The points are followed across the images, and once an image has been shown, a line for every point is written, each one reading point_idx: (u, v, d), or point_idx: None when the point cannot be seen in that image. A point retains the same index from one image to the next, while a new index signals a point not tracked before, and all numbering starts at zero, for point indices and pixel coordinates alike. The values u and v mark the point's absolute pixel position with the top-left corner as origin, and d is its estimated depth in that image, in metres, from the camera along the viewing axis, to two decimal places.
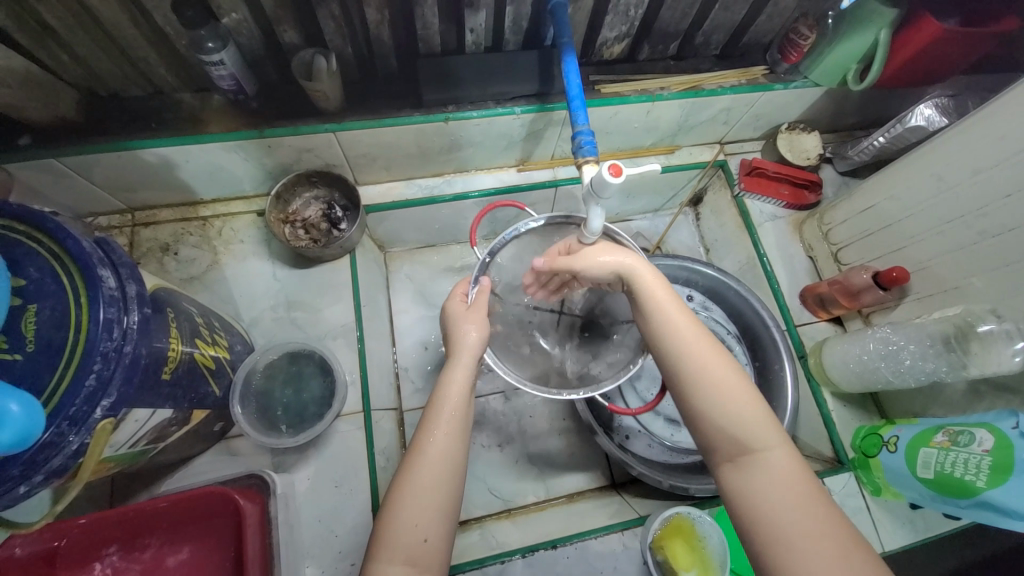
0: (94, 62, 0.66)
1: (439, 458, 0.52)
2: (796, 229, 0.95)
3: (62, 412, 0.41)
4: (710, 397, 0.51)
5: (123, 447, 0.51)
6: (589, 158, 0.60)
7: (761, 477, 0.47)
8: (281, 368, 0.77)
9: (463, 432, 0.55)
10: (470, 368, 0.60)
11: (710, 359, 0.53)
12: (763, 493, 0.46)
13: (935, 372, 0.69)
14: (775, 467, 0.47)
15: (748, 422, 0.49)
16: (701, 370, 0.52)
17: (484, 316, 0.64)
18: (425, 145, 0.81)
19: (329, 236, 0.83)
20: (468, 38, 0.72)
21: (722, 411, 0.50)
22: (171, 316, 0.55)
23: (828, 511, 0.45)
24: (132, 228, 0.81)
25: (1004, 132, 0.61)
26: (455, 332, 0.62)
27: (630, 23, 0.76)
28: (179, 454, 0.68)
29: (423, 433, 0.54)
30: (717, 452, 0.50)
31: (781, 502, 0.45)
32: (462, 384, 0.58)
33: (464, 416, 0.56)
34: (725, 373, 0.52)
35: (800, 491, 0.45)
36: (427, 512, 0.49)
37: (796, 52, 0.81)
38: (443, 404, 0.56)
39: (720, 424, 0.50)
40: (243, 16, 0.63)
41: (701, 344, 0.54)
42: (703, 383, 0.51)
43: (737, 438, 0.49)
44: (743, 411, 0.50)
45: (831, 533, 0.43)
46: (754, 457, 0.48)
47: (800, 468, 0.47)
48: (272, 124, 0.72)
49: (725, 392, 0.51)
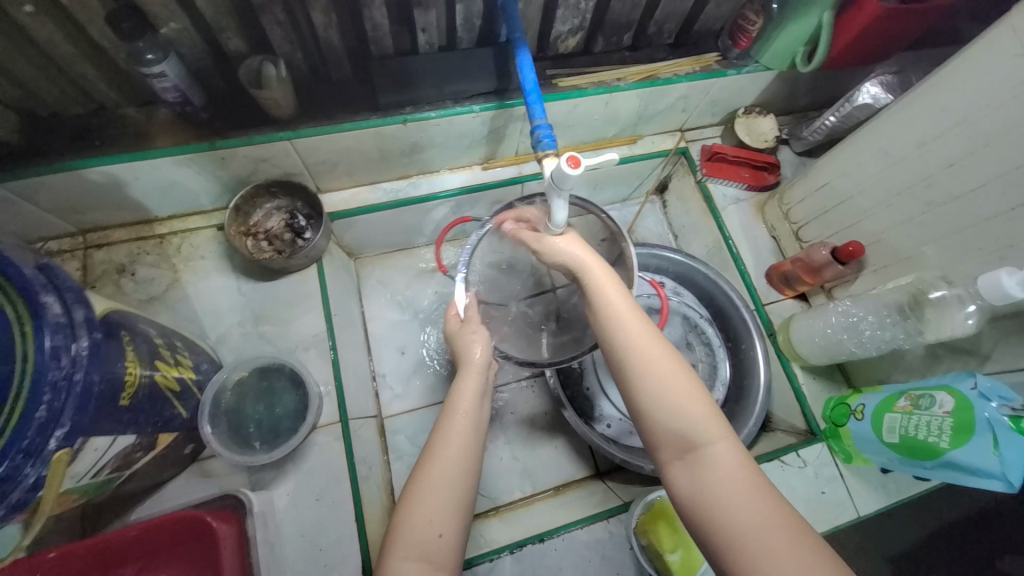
0: (28, 82, 0.63)
1: (446, 462, 0.52)
2: (758, 211, 0.97)
3: (15, 445, 0.40)
4: (661, 391, 0.51)
5: (85, 477, 0.49)
6: (548, 152, 0.60)
7: (711, 469, 0.48)
8: (252, 384, 0.75)
9: (477, 435, 0.57)
10: (481, 381, 0.62)
11: (661, 358, 0.53)
12: (712, 485, 0.47)
13: (894, 339, 0.71)
14: (723, 460, 0.48)
15: (695, 416, 0.50)
16: (652, 367, 0.53)
17: (483, 330, 0.68)
18: (386, 148, 0.80)
19: (294, 247, 0.82)
20: (420, 39, 0.72)
21: (673, 407, 0.51)
22: (126, 339, 0.53)
23: (775, 502, 0.45)
24: (84, 251, 0.78)
25: (941, 105, 0.64)
26: (461, 348, 0.67)
27: (582, 16, 0.76)
28: (149, 481, 0.65)
29: (438, 440, 0.55)
30: (667, 448, 0.51)
31: (730, 492, 0.46)
32: (474, 393, 0.60)
33: (477, 421, 0.58)
34: (672, 369, 0.53)
35: (749, 483, 0.46)
36: (441, 506, 0.50)
37: (746, 37, 0.83)
38: (458, 406, 0.58)
39: (672, 418, 0.50)
40: (183, 25, 0.62)
41: (649, 341, 0.55)
42: (653, 379, 0.52)
43: (685, 432, 0.50)
44: (691, 404, 0.51)
45: (778, 523, 0.43)
46: (701, 450, 0.49)
47: (746, 461, 0.48)
48: (224, 135, 0.70)
49: (673, 387, 0.52)
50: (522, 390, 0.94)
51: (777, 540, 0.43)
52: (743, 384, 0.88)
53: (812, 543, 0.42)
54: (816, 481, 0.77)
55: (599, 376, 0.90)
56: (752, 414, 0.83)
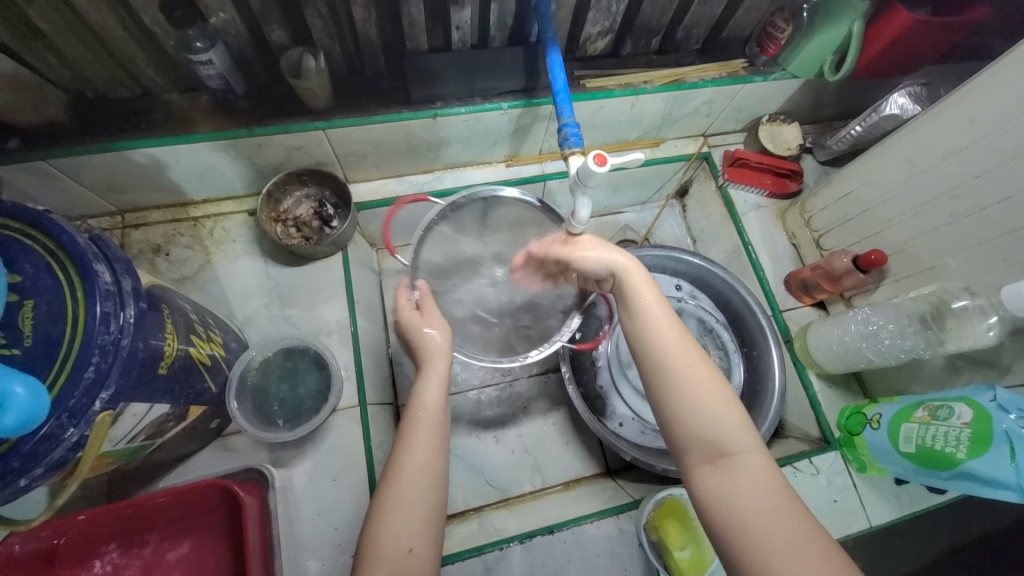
0: (82, 65, 0.66)
1: (417, 465, 0.54)
2: (779, 218, 0.97)
3: (62, 404, 0.42)
4: (694, 398, 0.52)
5: (121, 442, 0.52)
6: (575, 150, 0.62)
7: (740, 479, 0.48)
8: (276, 364, 0.78)
9: (441, 443, 0.57)
10: (444, 376, 0.62)
11: (696, 366, 0.54)
12: (742, 494, 0.47)
13: (913, 349, 0.71)
14: (752, 469, 0.49)
15: (728, 425, 0.51)
16: (683, 373, 0.53)
17: (441, 318, 0.68)
18: (414, 141, 0.82)
19: (321, 234, 0.85)
20: (454, 36, 0.74)
21: (705, 412, 0.51)
22: (166, 313, 0.55)
23: (802, 516, 0.46)
24: (123, 230, 0.82)
25: (973, 116, 0.63)
26: (418, 340, 0.66)
27: (612, 18, 0.78)
28: (176, 452, 0.68)
29: (402, 446, 0.56)
30: (695, 454, 0.51)
31: (763, 502, 0.47)
32: (435, 394, 0.60)
33: (441, 422, 0.58)
34: (706, 376, 0.53)
35: (780, 493, 0.47)
36: (410, 523, 0.50)
37: (773, 45, 0.83)
38: (421, 411, 0.58)
39: (705, 424, 0.51)
40: (231, 16, 0.64)
41: (683, 347, 0.55)
42: (688, 384, 0.53)
43: (717, 440, 0.50)
44: (723, 413, 0.51)
45: (807, 535, 0.44)
46: (732, 459, 0.50)
47: (774, 472, 0.49)
48: (261, 122, 0.72)
49: (706, 394, 0.52)
50: (536, 386, 0.95)
51: (806, 554, 0.43)
52: (757, 389, 0.89)
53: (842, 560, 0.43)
54: (827, 489, 0.77)
55: (612, 374, 0.90)
56: (766, 418, 0.84)
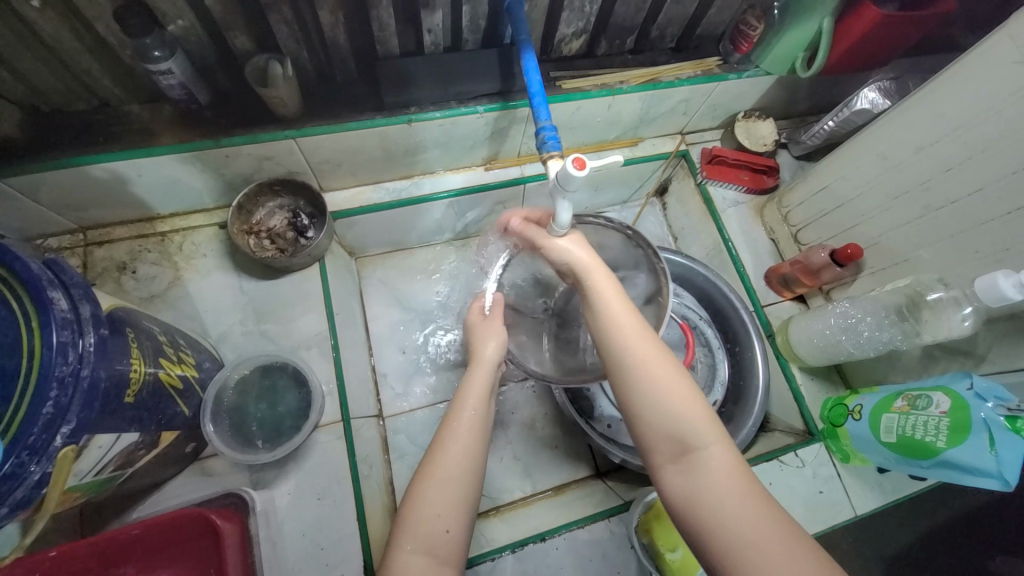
0: (32, 77, 0.62)
1: (461, 451, 0.53)
2: (758, 214, 0.98)
3: (21, 442, 0.39)
4: (658, 392, 0.51)
5: (88, 475, 0.49)
6: (553, 153, 0.61)
7: (706, 475, 0.47)
8: (254, 383, 0.76)
9: (484, 434, 0.56)
10: (490, 376, 0.61)
11: (656, 363, 0.53)
12: (709, 491, 0.46)
13: (891, 340, 0.72)
14: (717, 465, 0.48)
15: (692, 421, 0.50)
16: (647, 366, 0.53)
17: (501, 327, 0.67)
18: (389, 148, 0.80)
19: (296, 245, 0.83)
20: (426, 39, 0.72)
21: (669, 409, 0.50)
22: (131, 336, 0.53)
23: (772, 510, 0.45)
24: (85, 249, 0.78)
25: (941, 110, 0.64)
26: (475, 341, 0.66)
27: (586, 18, 0.77)
28: (150, 480, 0.65)
29: (447, 435, 0.54)
30: (661, 452, 0.50)
31: (728, 495, 0.46)
32: (481, 389, 0.59)
33: (484, 418, 0.57)
34: (669, 373, 0.52)
35: (746, 489, 0.46)
36: (447, 503, 0.50)
37: (747, 43, 0.84)
38: (467, 400, 0.57)
39: (673, 416, 0.50)
40: (190, 22, 0.61)
41: (644, 344, 0.54)
42: (650, 381, 0.52)
43: (681, 437, 0.49)
44: (687, 409, 0.50)
45: (775, 530, 0.43)
46: (697, 455, 0.49)
47: (741, 466, 0.48)
48: (228, 132, 0.70)
49: (669, 390, 0.51)
50: (525, 391, 0.94)
51: (773, 550, 0.42)
52: (741, 384, 0.90)
53: (809, 555, 0.42)
54: (814, 481, 0.78)
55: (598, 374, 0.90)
56: (752, 413, 0.84)
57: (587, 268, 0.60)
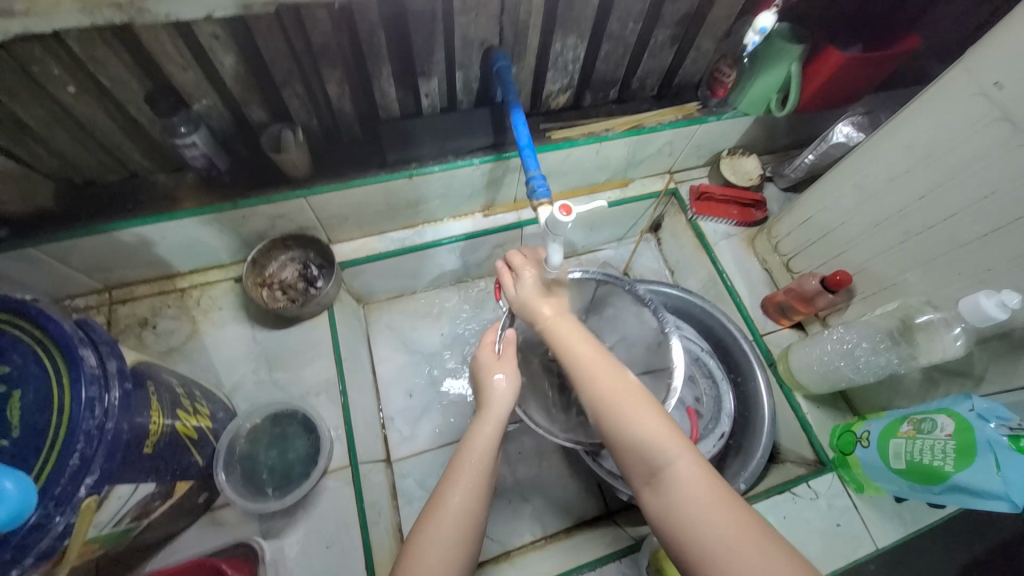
0: (71, 155, 0.69)
1: (454, 509, 0.53)
2: (749, 245, 1.01)
3: (49, 493, 0.42)
4: (624, 415, 0.54)
5: (108, 525, 0.51)
6: (543, 201, 0.65)
7: (677, 490, 0.49)
8: (265, 431, 0.78)
9: (482, 490, 0.56)
10: (496, 432, 0.59)
11: (620, 387, 0.56)
12: (681, 506, 0.48)
13: (888, 364, 0.73)
14: (686, 478, 0.49)
15: (658, 439, 0.52)
16: (611, 393, 0.55)
17: (515, 364, 0.65)
18: (392, 201, 0.86)
19: (306, 295, 0.87)
20: (424, 103, 0.79)
21: (637, 431, 0.53)
22: (152, 389, 0.56)
23: (743, 516, 0.46)
24: (110, 307, 0.83)
25: (908, 142, 0.68)
26: (484, 382, 0.64)
27: (570, 76, 0.84)
28: (163, 531, 0.66)
29: (445, 486, 0.55)
30: (637, 475, 0.53)
31: (697, 511, 0.47)
32: (490, 442, 0.58)
33: (487, 474, 0.57)
34: (633, 396, 0.55)
35: (715, 497, 0.48)
36: (441, 567, 0.50)
37: (722, 88, 0.90)
38: (467, 456, 0.57)
39: (635, 440, 0.52)
40: (213, 101, 0.68)
41: (608, 371, 0.57)
42: (616, 407, 0.54)
43: (650, 457, 0.51)
44: (651, 427, 0.52)
45: (747, 533, 0.45)
46: (666, 472, 0.50)
47: (709, 474, 0.50)
48: (245, 195, 0.76)
49: (634, 412, 0.54)
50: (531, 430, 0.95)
51: (748, 555, 0.44)
52: (747, 415, 0.89)
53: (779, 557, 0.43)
54: (829, 514, 0.76)
55: None
56: (760, 443, 0.84)
57: (546, 309, 0.64)
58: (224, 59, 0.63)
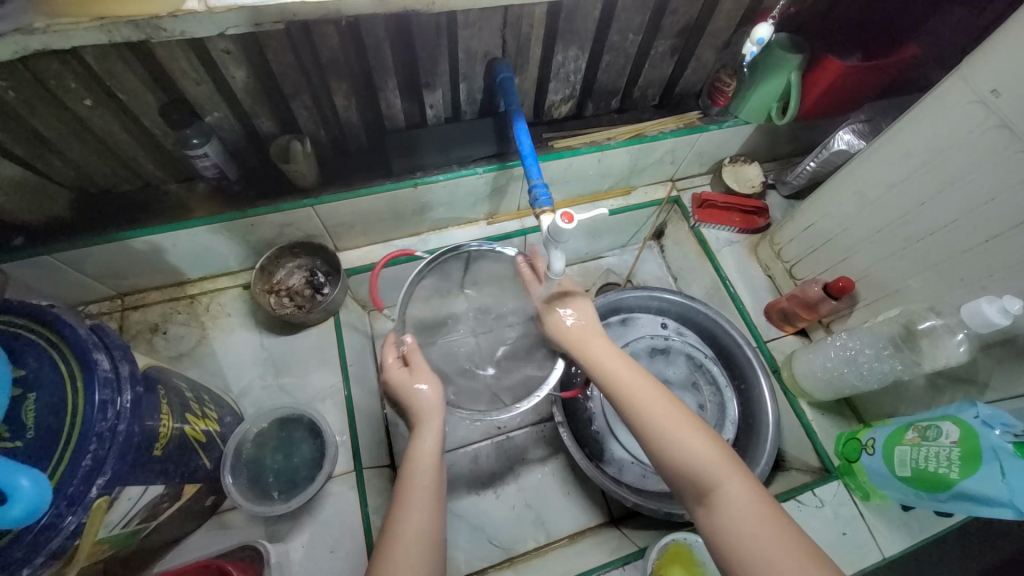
0: (87, 166, 0.71)
1: (415, 523, 0.55)
2: (752, 252, 1.01)
3: (61, 492, 0.43)
4: (670, 437, 0.56)
5: (117, 527, 0.52)
6: (544, 209, 0.66)
7: (726, 510, 0.51)
8: (271, 435, 0.79)
9: (435, 502, 0.58)
10: (437, 433, 0.65)
11: (666, 410, 0.59)
12: (730, 525, 0.50)
13: (892, 371, 0.74)
14: (735, 497, 0.51)
15: (706, 460, 0.54)
16: (656, 416, 0.58)
17: (431, 374, 0.69)
18: (397, 209, 0.87)
19: (313, 301, 0.89)
20: (429, 113, 0.81)
21: (684, 452, 0.55)
22: (162, 393, 0.57)
23: (790, 534, 0.48)
24: (122, 313, 0.85)
25: (907, 148, 0.68)
26: (408, 398, 0.68)
27: (571, 86, 0.85)
28: (171, 535, 0.67)
29: (400, 509, 0.57)
30: (688, 495, 0.55)
31: (745, 530, 0.49)
32: (431, 454, 0.62)
33: (436, 481, 0.60)
34: (678, 419, 0.58)
35: (763, 517, 0.49)
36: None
37: (723, 96, 0.90)
38: (415, 471, 0.60)
39: (683, 461, 0.55)
40: (224, 114, 0.71)
41: (653, 395, 0.60)
42: (662, 429, 0.57)
43: (698, 477, 0.54)
44: (697, 448, 0.55)
45: (796, 552, 0.46)
46: (717, 491, 0.52)
47: (758, 494, 0.51)
48: (254, 204, 0.78)
49: (679, 434, 0.56)
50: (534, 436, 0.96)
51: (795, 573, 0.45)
52: (751, 422, 0.89)
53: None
54: (835, 522, 0.76)
55: (608, 419, 0.91)
56: (764, 450, 0.83)
57: (586, 334, 0.68)
58: (235, 73, 0.65)
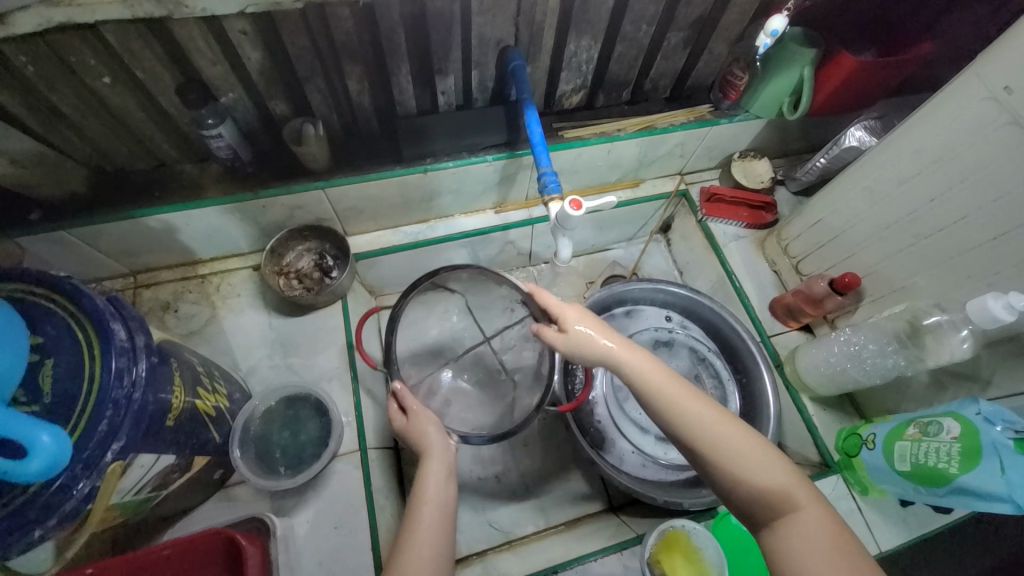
0: (102, 143, 0.72)
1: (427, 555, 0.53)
2: (759, 247, 1.01)
3: (77, 456, 0.45)
4: (735, 458, 0.52)
5: (129, 493, 0.53)
6: (553, 196, 0.67)
7: (803, 537, 0.48)
8: (279, 413, 0.80)
9: (446, 529, 0.56)
10: (443, 462, 0.62)
11: (725, 428, 0.54)
12: (807, 553, 0.47)
13: (896, 366, 0.74)
14: (812, 523, 0.48)
15: (777, 483, 0.51)
16: (719, 436, 0.53)
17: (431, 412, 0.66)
18: (407, 195, 0.88)
19: (322, 284, 0.90)
20: (440, 100, 0.81)
21: (751, 474, 0.51)
22: (175, 366, 0.58)
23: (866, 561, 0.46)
24: (135, 290, 0.86)
25: (918, 144, 0.68)
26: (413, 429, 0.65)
27: (583, 76, 0.85)
28: (179, 505, 0.69)
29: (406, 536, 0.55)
30: (755, 517, 0.51)
31: (825, 559, 0.46)
32: (439, 479, 0.60)
33: (444, 506, 0.58)
34: (740, 437, 0.53)
35: (841, 542, 0.47)
36: None
37: (735, 90, 0.91)
38: (423, 501, 0.58)
39: (754, 485, 0.51)
40: (239, 95, 0.71)
41: (710, 412, 0.55)
42: (724, 451, 0.53)
43: (770, 501, 0.50)
44: (765, 470, 0.51)
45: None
46: (790, 516, 0.49)
47: (832, 517, 0.49)
48: (266, 185, 0.79)
49: (743, 457, 0.52)
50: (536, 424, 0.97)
51: None
52: (752, 416, 0.90)
53: None
54: None
55: (611, 411, 0.92)
56: None
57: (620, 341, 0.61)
58: (251, 54, 0.66)
